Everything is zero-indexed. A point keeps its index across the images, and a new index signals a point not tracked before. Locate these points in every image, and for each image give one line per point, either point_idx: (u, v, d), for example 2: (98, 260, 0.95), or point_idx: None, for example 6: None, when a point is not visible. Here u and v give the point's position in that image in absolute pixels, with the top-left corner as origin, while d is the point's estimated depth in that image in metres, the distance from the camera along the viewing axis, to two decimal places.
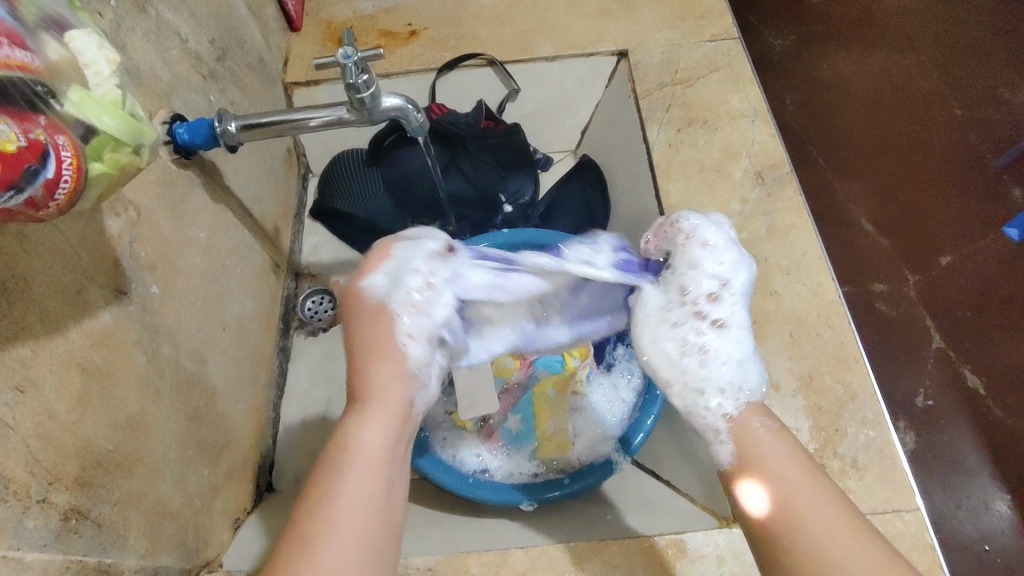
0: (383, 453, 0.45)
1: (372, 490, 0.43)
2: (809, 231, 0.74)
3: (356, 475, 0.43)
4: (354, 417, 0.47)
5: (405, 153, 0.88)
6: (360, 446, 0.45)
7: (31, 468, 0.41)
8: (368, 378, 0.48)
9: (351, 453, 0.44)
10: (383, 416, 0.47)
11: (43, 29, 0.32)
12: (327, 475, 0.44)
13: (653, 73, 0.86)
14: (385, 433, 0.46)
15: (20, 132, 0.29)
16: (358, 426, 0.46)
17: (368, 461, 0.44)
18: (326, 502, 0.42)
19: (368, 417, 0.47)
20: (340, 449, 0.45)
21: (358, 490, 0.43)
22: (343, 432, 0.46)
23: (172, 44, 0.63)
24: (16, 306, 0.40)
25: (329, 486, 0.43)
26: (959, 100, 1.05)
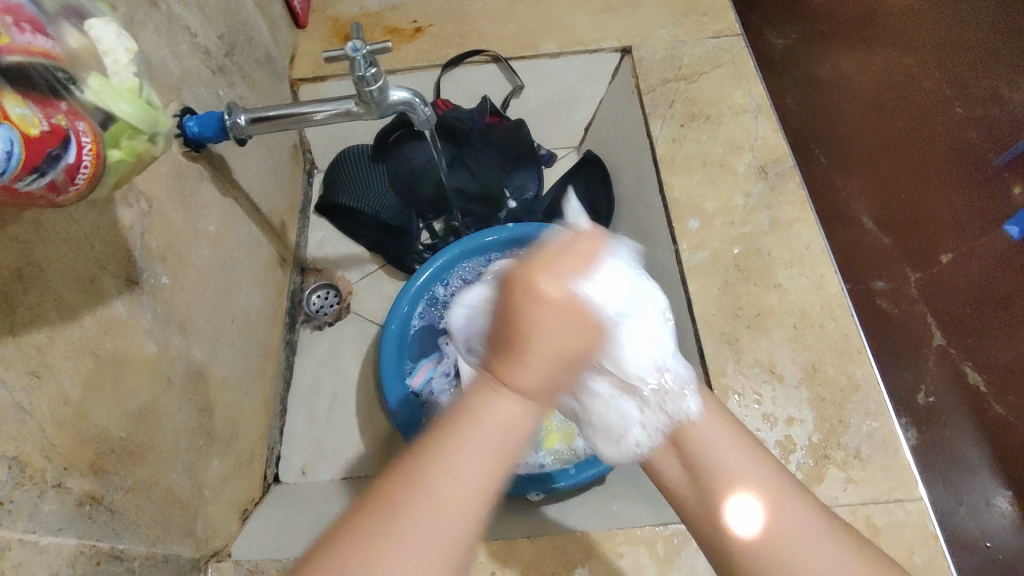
0: (514, 443, 0.35)
1: (484, 480, 0.35)
2: (812, 224, 0.75)
3: (474, 455, 0.35)
4: (491, 387, 0.36)
5: (412, 148, 0.90)
6: (489, 419, 0.35)
7: (46, 453, 0.41)
8: (511, 365, 0.36)
9: (471, 420, 0.35)
10: (533, 406, 0.36)
11: (63, 18, 0.33)
12: (446, 442, 0.35)
13: (657, 69, 0.87)
14: (521, 414, 0.36)
15: (43, 117, 0.30)
16: (507, 388, 0.36)
17: (497, 443, 0.35)
18: (441, 476, 0.34)
19: (519, 378, 0.36)
20: (470, 420, 0.35)
21: (470, 475, 0.34)
22: (482, 400, 0.36)
23: (182, 38, 0.63)
24: (32, 293, 0.41)
25: (442, 462, 0.34)
26: (962, 101, 1.04)
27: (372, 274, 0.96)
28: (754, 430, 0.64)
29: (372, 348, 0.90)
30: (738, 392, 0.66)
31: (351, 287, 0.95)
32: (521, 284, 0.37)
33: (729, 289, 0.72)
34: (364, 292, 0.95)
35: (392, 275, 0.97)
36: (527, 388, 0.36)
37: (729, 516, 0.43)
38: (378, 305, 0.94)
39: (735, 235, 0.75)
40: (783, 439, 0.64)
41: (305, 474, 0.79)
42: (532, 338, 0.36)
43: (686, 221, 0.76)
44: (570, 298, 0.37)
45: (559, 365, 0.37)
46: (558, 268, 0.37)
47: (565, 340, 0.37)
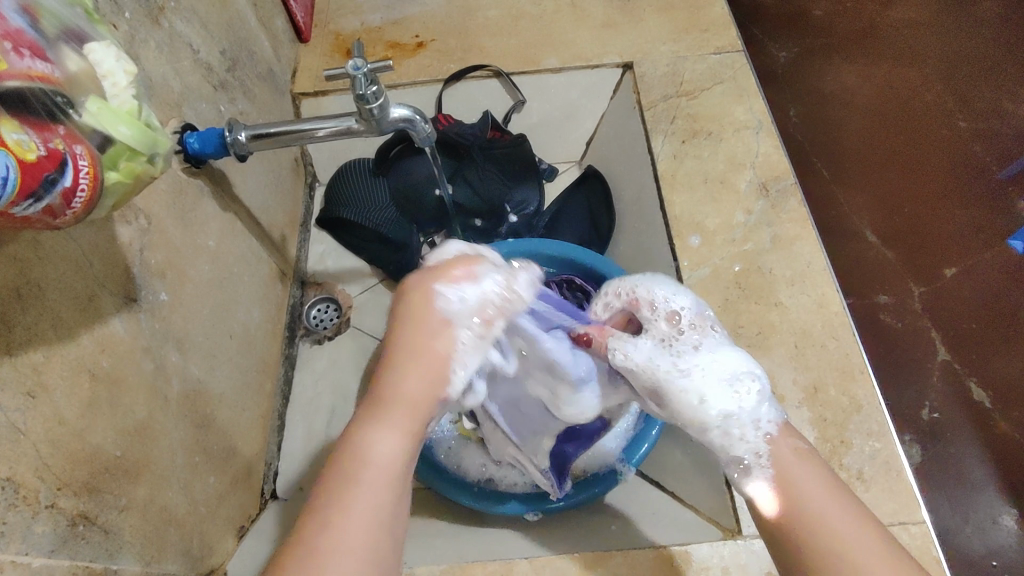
0: (394, 466, 0.43)
1: (370, 516, 0.41)
2: (813, 242, 0.75)
3: (357, 496, 0.41)
4: (360, 421, 0.45)
5: (413, 163, 0.91)
6: (368, 458, 0.43)
7: (40, 473, 0.41)
8: (383, 383, 0.46)
9: (359, 464, 0.43)
10: (394, 426, 0.45)
11: (63, 42, 0.33)
12: (332, 488, 0.42)
13: (658, 85, 0.87)
14: (396, 446, 0.44)
15: (40, 142, 0.30)
16: (370, 433, 0.44)
17: (380, 478, 0.43)
18: (321, 534, 0.40)
19: (380, 422, 0.45)
20: (351, 462, 0.43)
21: (354, 515, 0.41)
22: (355, 441, 0.44)
23: (184, 55, 0.63)
24: (30, 310, 0.41)
25: (324, 514, 0.41)
26: (964, 114, 1.05)
27: (372, 288, 0.96)
28: None
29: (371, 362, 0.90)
30: None
31: (352, 301, 0.95)
32: (414, 291, 0.50)
33: (730, 307, 0.71)
34: (364, 306, 0.95)
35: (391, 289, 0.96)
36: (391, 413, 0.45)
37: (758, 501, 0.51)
38: (377, 320, 0.94)
39: (736, 252, 0.75)
40: None
41: (302, 490, 0.78)
42: (397, 359, 0.47)
43: (687, 237, 0.76)
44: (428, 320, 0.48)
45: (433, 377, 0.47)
46: (429, 281, 0.50)
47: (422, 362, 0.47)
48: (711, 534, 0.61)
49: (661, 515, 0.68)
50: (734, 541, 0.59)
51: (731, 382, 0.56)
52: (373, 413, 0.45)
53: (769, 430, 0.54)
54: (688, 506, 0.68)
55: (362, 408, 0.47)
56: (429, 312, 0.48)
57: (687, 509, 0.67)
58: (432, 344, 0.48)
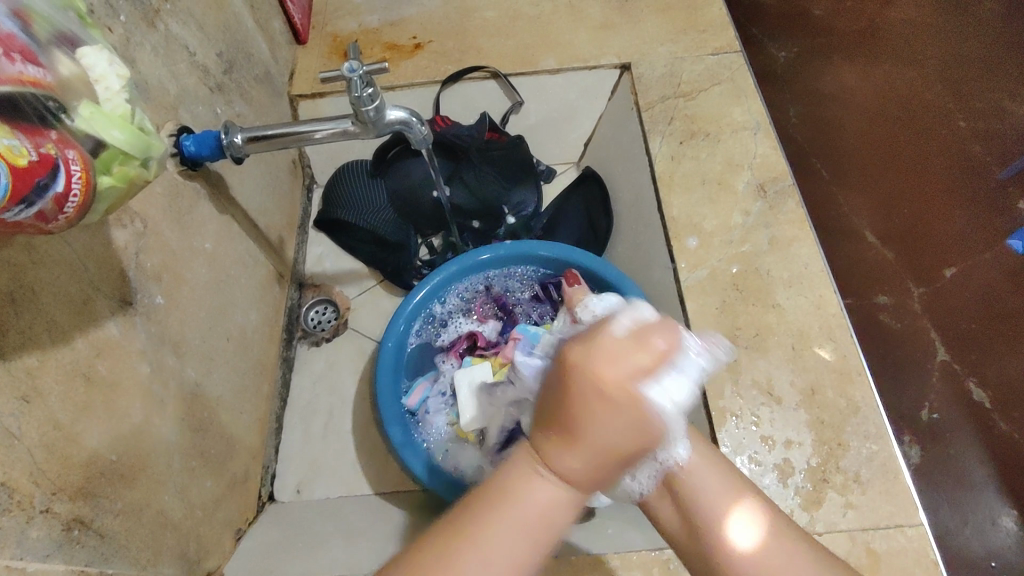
0: (553, 519, 0.39)
1: (517, 557, 0.38)
2: (811, 243, 0.75)
3: (503, 533, 0.38)
4: (529, 460, 0.40)
5: (410, 164, 0.90)
6: (528, 502, 0.39)
7: (35, 478, 0.41)
8: (554, 449, 0.39)
9: (517, 503, 0.38)
10: (566, 481, 0.39)
11: (55, 46, 0.33)
12: (481, 521, 0.38)
13: (656, 86, 0.87)
14: (562, 499, 0.39)
15: (31, 147, 0.30)
16: (536, 479, 0.39)
17: (532, 521, 0.38)
18: (465, 560, 0.37)
19: (549, 473, 0.39)
20: (507, 498, 0.39)
21: (497, 554, 0.37)
22: (515, 476, 0.39)
23: (180, 57, 0.63)
24: (24, 315, 0.41)
25: (471, 544, 0.37)
26: (964, 113, 1.05)
27: (369, 290, 0.96)
28: (751, 454, 0.64)
29: (369, 364, 0.90)
30: (737, 413, 0.66)
31: (349, 302, 0.95)
32: (583, 359, 0.39)
33: (727, 309, 0.71)
34: (362, 308, 0.95)
35: (389, 290, 0.96)
36: (570, 472, 0.38)
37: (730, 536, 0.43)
38: (375, 321, 0.94)
39: (734, 253, 0.75)
40: (781, 463, 0.63)
41: (300, 493, 0.78)
42: (590, 427, 0.37)
43: (684, 239, 0.76)
44: (635, 397, 0.38)
45: (602, 453, 0.38)
46: (622, 362, 0.38)
47: (623, 433, 0.38)
48: None
49: None
50: None
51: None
52: (535, 460, 0.39)
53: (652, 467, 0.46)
54: None
55: (541, 443, 0.40)
56: (626, 369, 0.38)
57: None
58: (632, 405, 0.38)
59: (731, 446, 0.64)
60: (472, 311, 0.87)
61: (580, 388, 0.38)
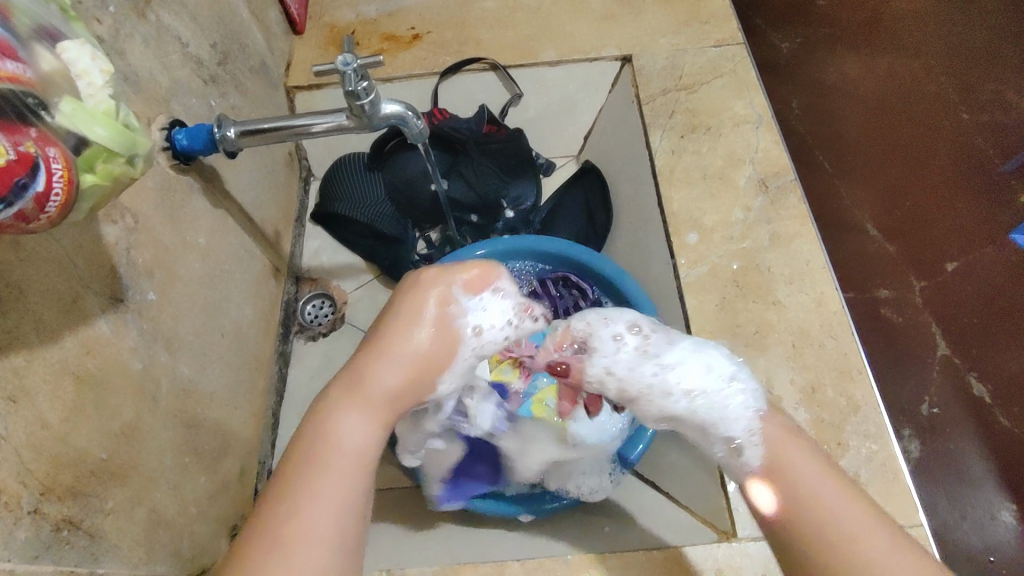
0: (364, 450, 0.44)
1: (337, 497, 0.41)
2: (813, 239, 0.74)
3: (320, 477, 0.41)
4: (334, 405, 0.45)
5: (406, 158, 0.89)
6: (340, 442, 0.43)
7: (22, 478, 0.40)
8: (371, 371, 0.47)
9: (329, 448, 0.43)
10: (368, 417, 0.46)
11: (36, 41, 0.32)
12: (295, 474, 0.41)
13: (657, 78, 0.86)
14: (368, 431, 0.45)
15: (9, 145, 0.29)
16: (341, 415, 0.45)
17: (350, 465, 0.43)
18: (287, 510, 0.39)
19: (353, 404, 0.45)
20: (317, 446, 0.43)
21: (316, 500, 0.40)
22: (322, 424, 0.44)
23: (173, 49, 0.62)
24: (9, 315, 0.40)
25: (287, 502, 0.39)
26: (967, 106, 1.03)
27: (367, 284, 0.96)
28: None
29: None
30: None
31: (346, 296, 0.94)
32: (409, 305, 0.50)
33: (727, 306, 0.71)
34: (359, 302, 0.95)
35: (387, 285, 0.96)
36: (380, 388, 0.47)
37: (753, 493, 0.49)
38: (373, 316, 0.93)
39: (735, 250, 0.74)
40: None
41: None
42: (390, 348, 0.48)
43: (684, 235, 0.75)
44: (434, 323, 0.50)
45: (416, 363, 0.49)
46: (421, 293, 0.51)
47: (421, 358, 0.49)
48: (705, 536, 0.61)
49: (656, 515, 0.68)
50: (728, 544, 0.58)
51: (705, 365, 0.55)
52: (343, 400, 0.46)
53: (758, 409, 0.52)
54: (683, 507, 0.68)
55: (337, 393, 0.46)
56: (422, 315, 0.50)
57: (682, 510, 0.67)
58: (423, 338, 0.49)
59: None
60: None
61: (386, 335, 0.49)
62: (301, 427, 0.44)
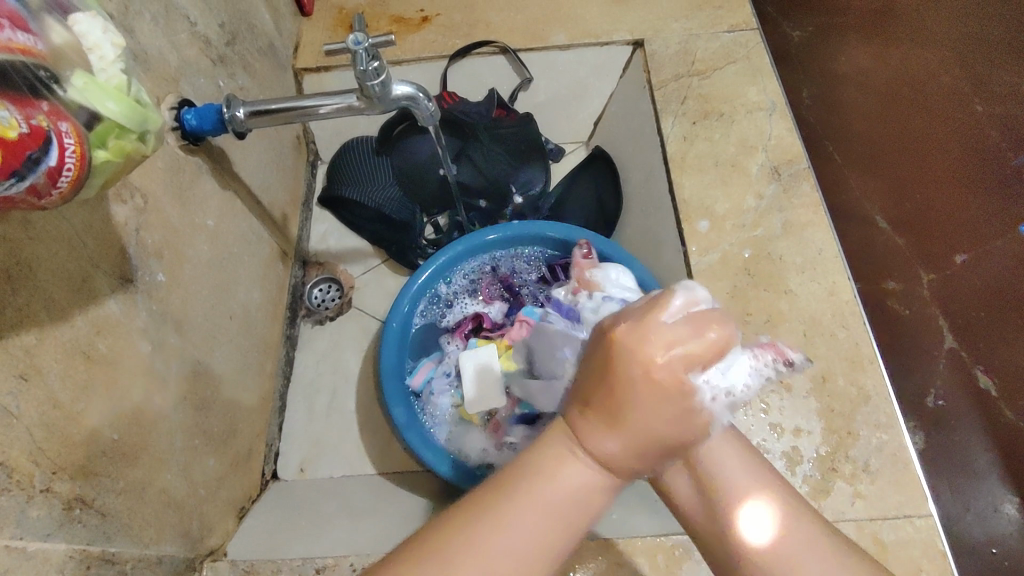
0: (580, 501, 0.40)
1: (540, 537, 0.39)
2: (825, 228, 0.73)
3: (525, 514, 0.39)
4: (561, 446, 0.41)
5: (415, 142, 0.89)
6: (560, 485, 0.40)
7: (34, 457, 0.40)
8: (598, 423, 0.40)
9: (542, 487, 0.40)
10: (587, 467, 0.41)
11: (47, 13, 0.32)
12: (510, 500, 0.39)
13: (669, 63, 0.85)
14: (587, 484, 0.40)
15: (22, 118, 0.28)
16: (562, 460, 0.41)
17: (558, 508, 0.40)
18: (492, 528, 0.38)
19: (569, 454, 0.41)
20: (539, 479, 0.40)
21: (520, 527, 0.38)
22: (540, 462, 0.41)
23: (181, 28, 0.62)
24: (20, 293, 0.40)
25: (496, 516, 0.39)
26: (982, 98, 0.99)
27: (375, 269, 0.95)
28: (759, 441, 0.63)
29: (373, 344, 0.89)
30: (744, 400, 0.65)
31: (354, 281, 0.94)
32: (626, 350, 0.40)
33: (738, 295, 0.70)
34: (366, 287, 0.94)
35: (393, 270, 0.95)
36: (605, 452, 0.40)
37: (741, 526, 0.42)
38: (379, 301, 0.93)
39: (746, 238, 0.73)
40: (789, 451, 0.63)
41: (304, 472, 0.78)
42: (623, 387, 0.40)
43: (695, 222, 0.74)
44: (673, 371, 0.40)
45: (651, 417, 0.40)
46: (640, 315, 0.42)
47: (651, 417, 0.40)
48: None
49: None
50: None
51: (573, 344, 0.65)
52: (562, 444, 0.41)
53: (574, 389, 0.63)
54: None
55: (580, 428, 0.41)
56: (644, 344, 0.40)
57: None
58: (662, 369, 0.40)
59: None
60: (478, 292, 0.86)
61: (614, 357, 0.40)
62: (525, 449, 0.43)
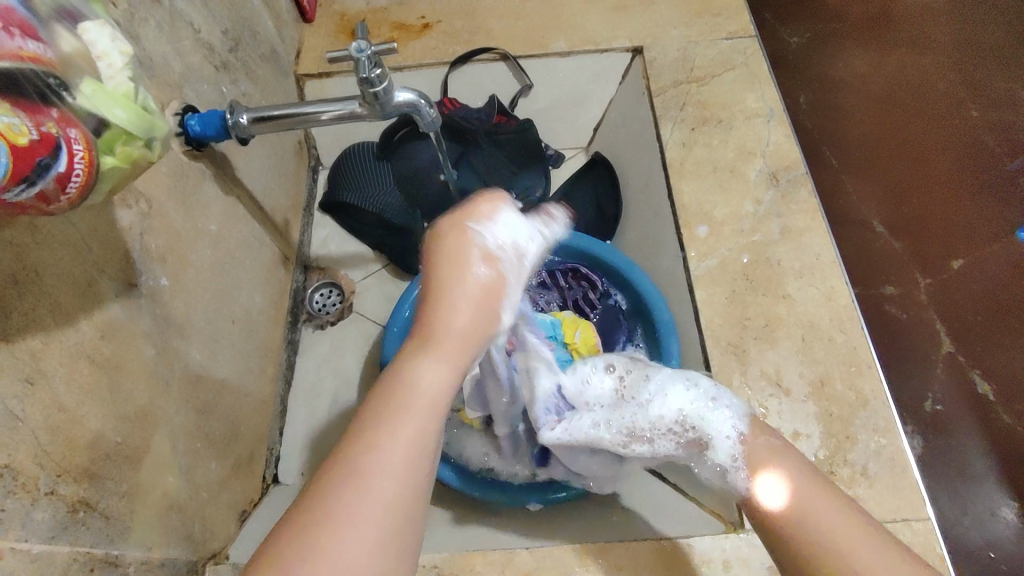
0: (441, 401, 0.42)
1: (418, 438, 0.40)
2: (823, 234, 0.74)
3: (398, 423, 0.40)
4: (413, 355, 0.43)
5: (416, 147, 0.89)
6: (419, 391, 0.41)
7: (40, 460, 0.41)
8: (438, 323, 0.43)
9: (406, 396, 0.41)
10: (445, 364, 0.42)
11: (56, 21, 0.32)
12: (372, 420, 0.40)
13: (668, 70, 0.85)
14: (446, 384, 0.42)
15: (32, 125, 0.29)
16: (418, 366, 0.42)
17: (425, 411, 0.41)
18: (363, 449, 0.38)
19: (430, 357, 0.42)
20: (395, 391, 0.41)
21: (390, 442, 0.39)
22: (402, 374, 0.42)
23: (185, 34, 0.62)
24: (26, 297, 0.40)
25: (367, 435, 0.39)
26: (976, 103, 1.02)
27: (375, 274, 0.96)
28: None
29: (373, 349, 0.90)
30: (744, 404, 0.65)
31: (354, 286, 0.94)
32: (444, 247, 0.45)
33: (737, 299, 0.71)
34: (366, 291, 0.94)
35: (394, 275, 0.96)
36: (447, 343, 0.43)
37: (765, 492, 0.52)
38: (380, 306, 0.93)
39: (745, 243, 0.73)
40: None
41: (304, 476, 0.79)
42: (453, 298, 0.44)
43: (695, 227, 0.75)
44: (492, 266, 0.45)
45: (476, 313, 0.44)
46: (467, 232, 0.46)
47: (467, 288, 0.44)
48: (713, 527, 0.61)
49: (664, 507, 0.68)
50: (736, 535, 0.58)
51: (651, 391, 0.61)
52: (419, 351, 0.43)
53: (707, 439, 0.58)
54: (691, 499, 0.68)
55: (411, 347, 0.44)
56: (466, 262, 0.44)
57: (690, 502, 0.68)
58: (475, 281, 0.44)
59: None
60: None
61: (443, 275, 0.44)
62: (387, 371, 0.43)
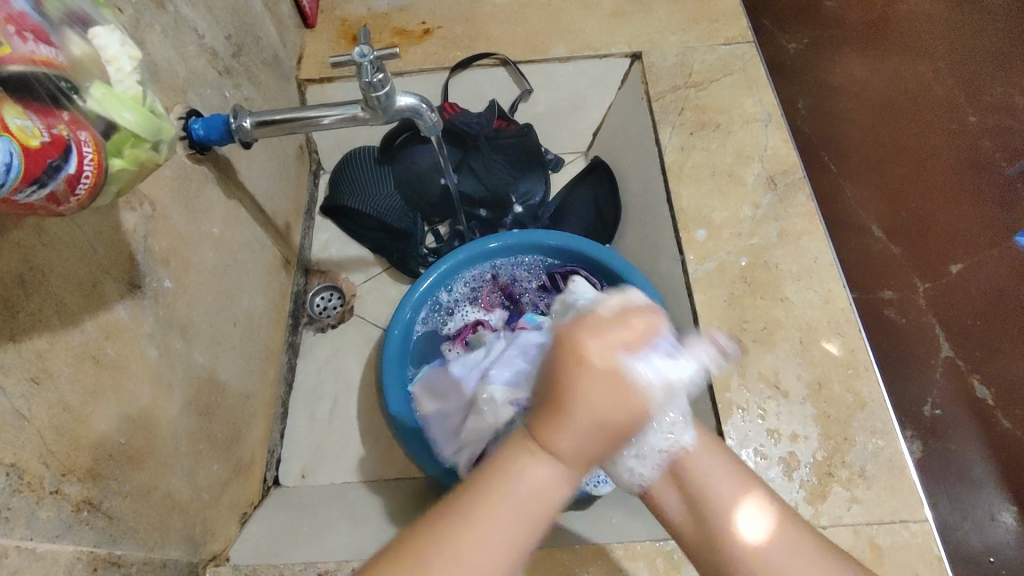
0: (551, 495, 0.40)
1: (512, 538, 0.40)
2: (821, 237, 0.74)
3: (501, 516, 0.40)
4: (528, 450, 0.41)
5: (417, 151, 0.90)
6: (523, 489, 0.40)
7: (45, 459, 0.41)
8: (551, 433, 0.40)
9: (507, 491, 0.40)
10: (559, 468, 0.41)
11: (67, 26, 0.33)
12: (473, 498, 0.41)
13: (666, 75, 0.86)
14: (556, 481, 0.41)
15: (43, 127, 0.30)
16: (526, 463, 0.40)
17: (527, 509, 0.40)
18: (453, 556, 0.39)
19: (546, 460, 0.40)
20: (497, 488, 0.40)
21: (485, 537, 0.39)
22: (508, 463, 0.41)
23: (190, 40, 0.63)
24: (33, 298, 0.41)
25: (460, 530, 0.39)
26: (974, 109, 1.03)
27: (376, 277, 0.96)
28: (757, 447, 0.64)
29: (373, 352, 0.90)
30: (742, 406, 0.66)
31: (354, 289, 0.95)
32: (576, 344, 0.41)
33: (736, 301, 0.71)
34: (367, 294, 0.95)
35: (394, 278, 0.96)
36: (560, 450, 0.40)
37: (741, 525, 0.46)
38: (380, 309, 0.94)
39: (743, 246, 0.74)
40: (786, 456, 0.63)
41: (305, 478, 0.79)
42: (575, 407, 0.39)
43: (693, 231, 0.75)
44: (619, 372, 0.40)
45: (592, 428, 0.39)
46: (606, 334, 0.41)
47: (615, 419, 0.40)
48: None
49: None
50: None
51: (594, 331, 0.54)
52: (524, 448, 0.41)
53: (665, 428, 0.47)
54: None
55: (524, 436, 0.42)
56: (598, 371, 0.39)
57: None
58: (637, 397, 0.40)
59: (737, 439, 0.64)
60: (478, 300, 0.86)
61: (581, 388, 0.39)
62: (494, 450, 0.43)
